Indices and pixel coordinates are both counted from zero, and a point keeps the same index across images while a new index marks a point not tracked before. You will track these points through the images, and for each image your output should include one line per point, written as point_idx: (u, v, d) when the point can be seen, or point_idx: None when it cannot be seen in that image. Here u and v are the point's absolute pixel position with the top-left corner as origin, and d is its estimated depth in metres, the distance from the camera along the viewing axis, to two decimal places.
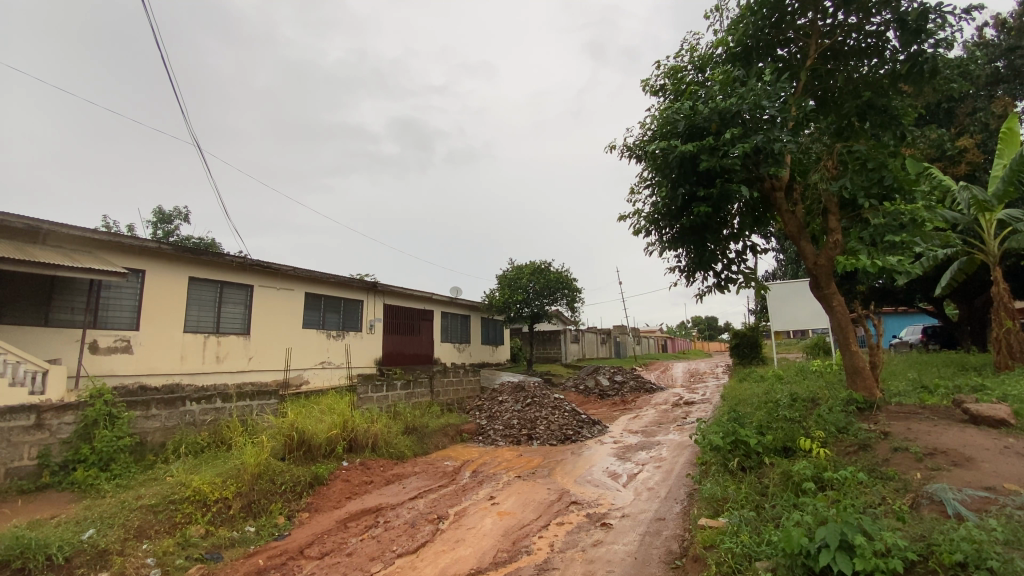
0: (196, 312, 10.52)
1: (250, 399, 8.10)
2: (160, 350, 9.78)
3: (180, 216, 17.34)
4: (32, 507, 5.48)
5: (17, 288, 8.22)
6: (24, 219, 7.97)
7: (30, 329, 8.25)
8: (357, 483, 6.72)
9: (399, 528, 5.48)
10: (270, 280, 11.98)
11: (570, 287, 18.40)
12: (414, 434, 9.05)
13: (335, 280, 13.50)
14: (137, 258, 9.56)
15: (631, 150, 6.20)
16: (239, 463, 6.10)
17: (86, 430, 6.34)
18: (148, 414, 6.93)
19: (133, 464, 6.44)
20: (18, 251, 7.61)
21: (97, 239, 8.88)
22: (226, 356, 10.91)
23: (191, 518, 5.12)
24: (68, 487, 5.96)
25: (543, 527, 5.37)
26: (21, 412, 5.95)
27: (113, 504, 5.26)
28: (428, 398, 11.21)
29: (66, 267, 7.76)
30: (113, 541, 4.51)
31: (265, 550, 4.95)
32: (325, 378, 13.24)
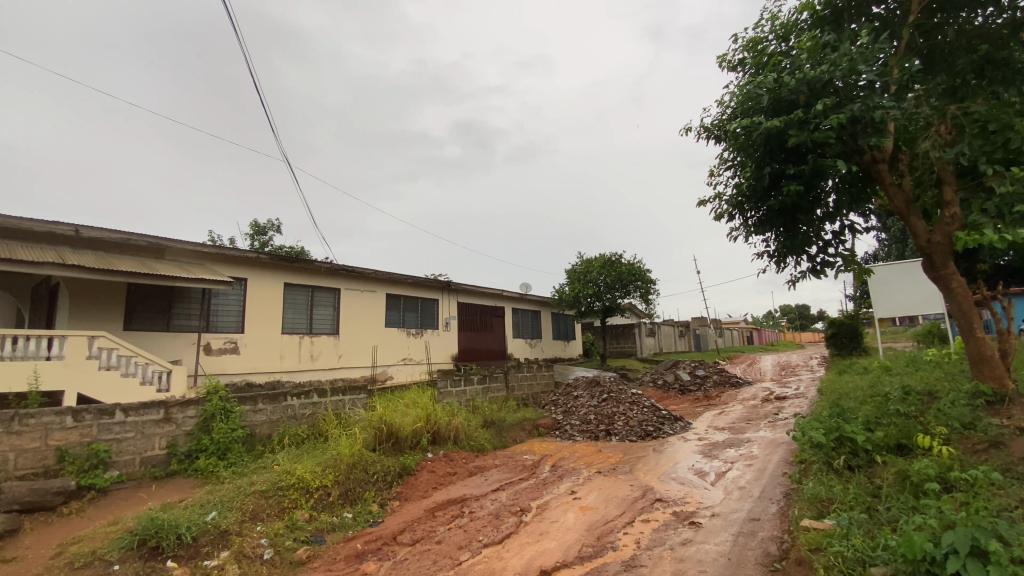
0: (291, 315, 11.41)
1: (342, 394, 8.65)
2: (262, 350, 10.71)
3: (273, 227, 18.86)
4: (165, 491, 6.21)
5: (144, 299, 9.35)
6: (147, 238, 9.11)
7: (156, 334, 9.35)
8: (442, 474, 6.97)
9: (484, 519, 5.61)
10: (354, 282, 12.72)
11: (644, 279, 17.86)
12: (493, 429, 9.22)
13: (412, 281, 14.07)
14: (240, 267, 10.53)
15: (709, 131, 5.90)
16: (336, 453, 6.53)
17: (205, 422, 7.07)
18: (256, 408, 7.61)
19: (246, 453, 7.12)
20: (144, 266, 8.66)
21: (207, 252, 9.90)
22: (319, 354, 11.74)
23: (297, 504, 5.57)
24: (193, 474, 6.69)
25: (629, 524, 5.27)
26: (152, 408, 6.70)
27: (231, 490, 5.83)
28: (504, 393, 11.38)
29: (181, 278, 8.67)
30: (232, 523, 5.00)
31: (361, 535, 5.28)
32: (407, 374, 13.86)
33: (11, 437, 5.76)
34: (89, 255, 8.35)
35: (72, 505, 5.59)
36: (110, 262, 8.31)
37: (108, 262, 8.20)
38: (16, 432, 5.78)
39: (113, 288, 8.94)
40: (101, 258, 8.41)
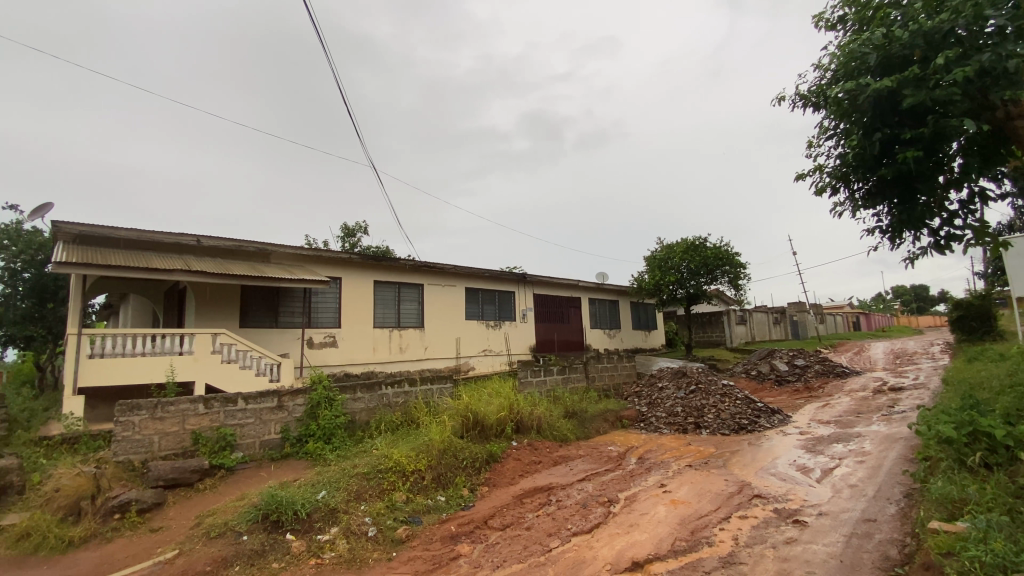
0: (381, 310, 12.12)
1: (431, 383, 9.06)
2: (357, 343, 11.49)
3: (361, 229, 20.10)
4: (281, 471, 6.89)
5: (256, 299, 10.36)
6: (256, 244, 10.11)
7: (266, 330, 10.33)
8: (527, 463, 7.09)
9: (572, 508, 5.64)
10: (436, 277, 13.23)
11: (732, 263, 16.87)
12: (576, 419, 9.20)
13: (491, 274, 14.35)
14: (334, 267, 11.34)
15: (806, 99, 5.43)
16: (428, 439, 6.87)
17: (312, 409, 7.73)
18: (355, 396, 8.19)
19: (347, 439, 7.71)
20: (254, 269, 9.60)
21: (306, 255, 10.78)
22: (407, 346, 12.39)
23: (395, 486, 5.93)
24: (304, 456, 7.35)
25: (725, 519, 5.05)
26: (267, 397, 7.43)
27: (337, 472, 6.34)
28: (585, 383, 11.32)
29: (286, 279, 9.50)
30: (339, 502, 5.43)
31: (455, 517, 5.52)
32: (488, 365, 14.22)
33: (157, 421, 6.63)
34: (209, 261, 9.41)
35: (206, 481, 6.36)
36: (226, 267, 9.30)
37: (224, 267, 9.19)
38: (160, 417, 6.63)
39: (231, 290, 10.00)
40: (219, 263, 9.44)
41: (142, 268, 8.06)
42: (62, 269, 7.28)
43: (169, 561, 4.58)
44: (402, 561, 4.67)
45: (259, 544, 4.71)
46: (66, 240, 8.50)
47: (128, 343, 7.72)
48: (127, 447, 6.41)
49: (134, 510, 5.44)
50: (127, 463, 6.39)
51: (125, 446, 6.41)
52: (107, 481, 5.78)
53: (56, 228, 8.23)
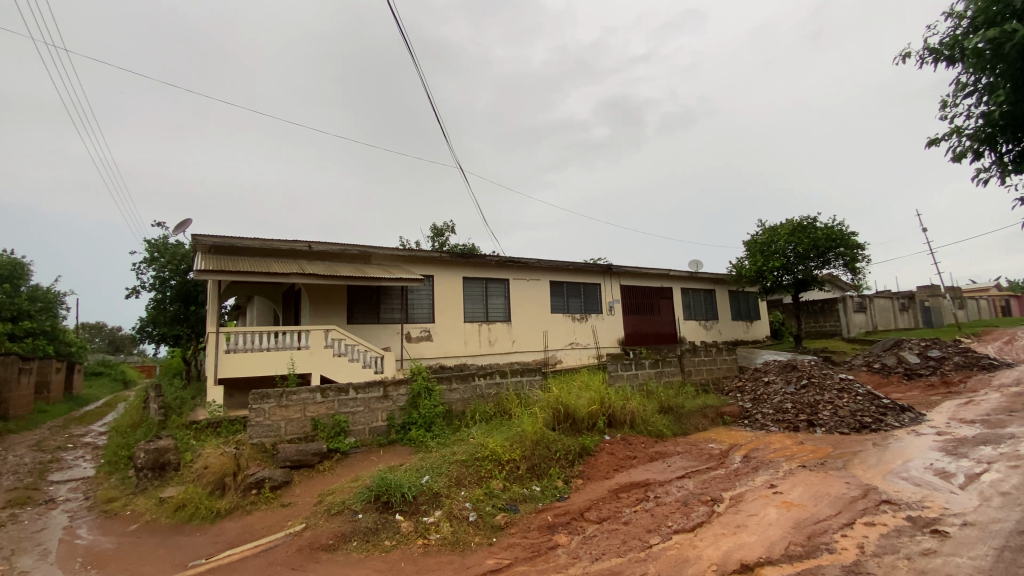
0: (471, 305, 12.54)
1: (521, 375, 9.23)
2: (450, 337, 12.01)
3: (449, 228, 20.93)
4: (388, 455, 7.41)
5: (360, 297, 11.17)
6: (358, 247, 10.93)
7: (370, 326, 11.11)
8: (622, 457, 6.97)
9: (672, 505, 5.45)
10: (522, 272, 13.41)
11: (847, 244, 15.24)
12: (671, 415, 8.87)
13: (576, 267, 14.26)
14: (427, 265, 11.92)
15: (937, 52, 4.70)
16: (521, 430, 7.00)
17: (413, 399, 8.22)
18: (451, 387, 8.57)
19: (445, 428, 8.10)
20: (357, 270, 10.37)
21: (402, 255, 11.45)
22: (496, 340, 12.72)
23: (492, 474, 6.12)
24: (407, 443, 7.85)
25: (847, 526, 4.61)
26: (374, 387, 8.01)
27: (437, 458, 6.68)
28: (680, 377, 10.87)
29: (385, 278, 10.15)
30: (442, 487, 5.71)
31: (551, 508, 5.59)
32: (576, 358, 14.18)
33: (283, 408, 7.40)
34: (319, 264, 10.33)
35: (325, 463, 7.02)
36: (333, 269, 10.15)
37: (332, 269, 10.02)
38: (285, 405, 7.40)
39: (338, 290, 10.86)
40: (327, 266, 10.32)
41: (265, 273, 9.04)
42: (203, 276, 8.37)
43: (297, 533, 5.11)
44: (502, 546, 4.83)
45: (372, 522, 5.10)
46: (204, 251, 9.75)
47: (257, 340, 8.69)
48: (260, 431, 7.23)
49: (267, 487, 6.15)
50: (260, 445, 7.21)
51: (258, 429, 7.24)
52: (245, 460, 6.58)
53: (196, 240, 9.47)
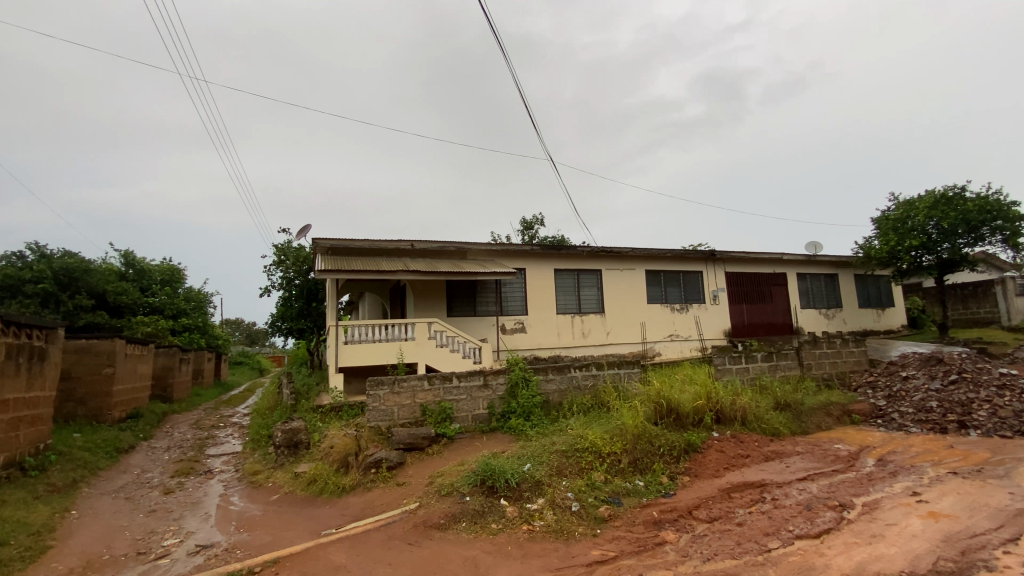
0: (564, 296, 12.52)
1: (619, 367, 9.04)
2: (545, 329, 12.11)
3: (538, 221, 21.07)
4: (490, 442, 7.67)
5: (458, 291, 11.63)
6: (454, 243, 11.39)
7: (468, 318, 11.54)
8: (732, 455, 6.57)
9: (793, 509, 5.03)
10: (616, 261, 13.10)
11: (1007, 216, 12.94)
12: (788, 412, 8.17)
13: (674, 254, 13.63)
14: (520, 259, 12.10)
15: None
16: (622, 423, 6.86)
17: (512, 388, 8.42)
18: (548, 378, 8.64)
19: (544, 418, 8.20)
20: (455, 266, 10.81)
21: (495, 250, 11.74)
22: (590, 331, 12.60)
23: (593, 465, 6.07)
24: (507, 431, 8.06)
25: (1013, 542, 3.94)
26: (475, 375, 8.32)
27: (538, 447, 6.78)
28: (797, 371, 9.96)
29: (480, 272, 10.47)
30: (544, 476, 5.78)
31: (657, 504, 5.43)
32: (677, 350, 13.58)
33: (395, 395, 7.95)
34: (420, 261, 10.93)
35: (434, 447, 7.45)
36: (433, 265, 10.68)
37: (432, 265, 10.55)
38: (397, 391, 7.94)
39: (438, 285, 11.41)
40: (428, 262, 10.90)
41: (374, 270, 9.76)
42: (322, 275, 9.23)
43: (412, 511, 5.47)
44: (607, 539, 4.79)
45: (480, 506, 5.32)
46: (322, 253, 10.75)
47: (368, 332, 9.42)
48: (376, 415, 7.83)
49: (384, 467, 6.67)
50: (376, 428, 7.81)
51: (375, 413, 7.85)
52: (365, 441, 7.18)
53: (315, 243, 10.46)
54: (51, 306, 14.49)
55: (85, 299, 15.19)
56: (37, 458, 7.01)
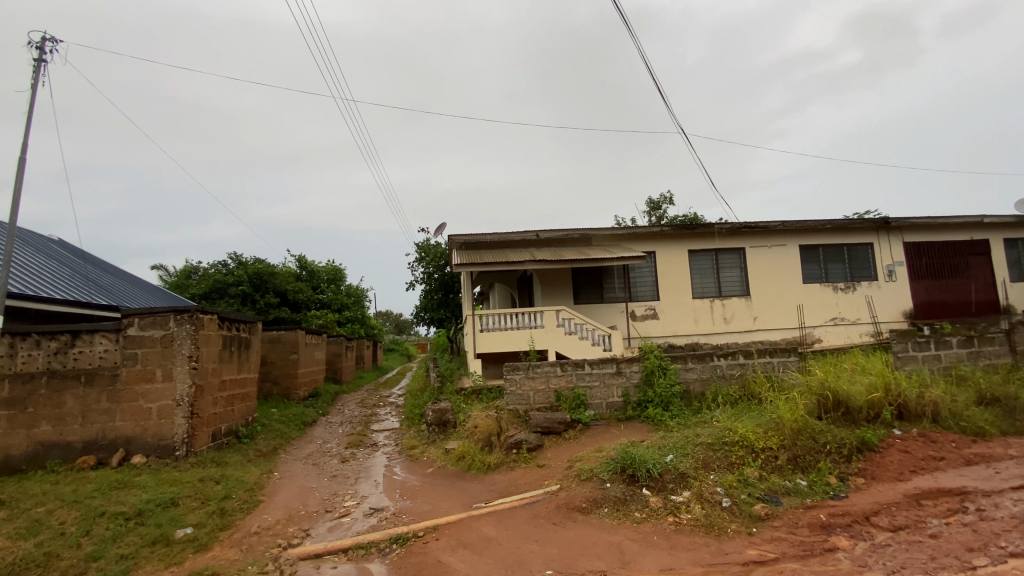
0: (700, 279, 11.74)
1: (771, 356, 8.33)
2: (680, 314, 11.50)
3: (667, 201, 20.02)
4: (629, 431, 7.53)
5: (586, 278, 11.55)
6: (580, 230, 11.32)
7: (598, 305, 11.41)
8: (921, 457, 5.59)
9: (1009, 524, 4.14)
10: (760, 238, 11.88)
11: None
12: (998, 408, 6.72)
13: (832, 226, 11.92)
14: (650, 242, 11.60)
15: None
16: (776, 416, 6.26)
17: (648, 377, 8.16)
18: (687, 366, 8.22)
19: (685, 408, 7.88)
20: (581, 253, 10.75)
21: (622, 234, 11.41)
22: (732, 317, 11.68)
23: (745, 461, 5.62)
24: (646, 421, 7.85)
25: None
26: (608, 363, 8.20)
27: (680, 438, 6.48)
28: (1008, 359, 8.13)
29: (608, 257, 10.25)
30: (689, 468, 5.50)
31: (824, 506, 4.87)
32: (840, 336, 11.96)
33: (530, 380, 8.15)
34: (547, 250, 11.06)
35: (570, 432, 7.53)
36: (560, 254, 10.74)
37: (559, 254, 10.61)
38: (532, 376, 8.14)
39: (565, 273, 11.45)
40: (555, 251, 11.00)
41: (503, 262, 10.13)
42: (459, 269, 9.83)
43: (554, 492, 5.62)
44: (765, 539, 4.43)
45: (621, 493, 5.26)
46: (457, 248, 11.44)
47: (501, 320, 9.81)
48: (514, 399, 8.12)
49: (525, 448, 6.95)
50: (515, 411, 8.09)
51: (513, 397, 8.15)
52: (505, 423, 7.54)
53: (450, 240, 11.18)
54: (250, 303, 17.65)
55: (272, 298, 18.19)
56: (249, 428, 8.65)
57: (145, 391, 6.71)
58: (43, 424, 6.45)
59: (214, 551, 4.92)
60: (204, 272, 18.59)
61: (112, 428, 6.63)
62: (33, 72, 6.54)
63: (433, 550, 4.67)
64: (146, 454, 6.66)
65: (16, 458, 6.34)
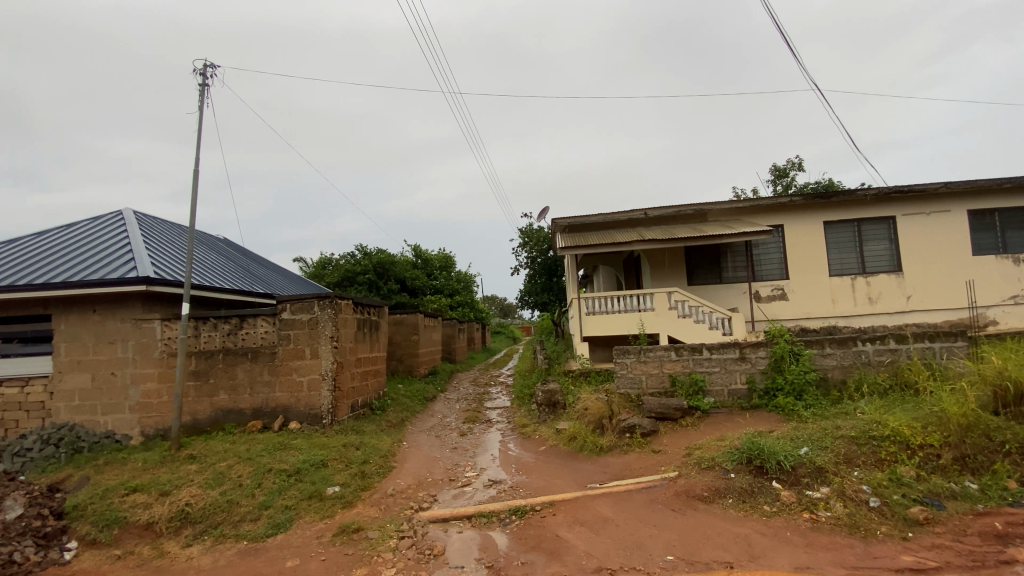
0: (838, 255, 10.46)
1: (931, 340, 7.32)
2: (813, 294, 10.40)
3: (795, 167, 18.07)
4: (755, 420, 7.03)
5: (702, 257, 10.89)
6: (694, 206, 10.66)
7: (715, 287, 10.72)
8: None
9: None
10: (914, 205, 10.25)
11: None
12: None
13: (1015, 185, 9.90)
14: (775, 215, 10.57)
15: None
16: (938, 409, 5.44)
17: (777, 362, 7.53)
18: (824, 352, 7.46)
19: (822, 397, 7.21)
20: (696, 230, 10.13)
21: (743, 207, 10.54)
22: (879, 297, 10.28)
23: (897, 458, 4.97)
24: (775, 410, 7.27)
25: None
26: (730, 348, 7.68)
27: (817, 430, 5.92)
28: None
29: (726, 234, 9.53)
30: (828, 462, 5.00)
31: (1003, 514, 4.17)
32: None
33: (643, 364, 7.90)
34: (658, 229, 10.59)
35: (688, 419, 7.21)
36: (672, 232, 10.22)
37: (670, 232, 10.11)
38: (645, 360, 7.87)
39: (678, 252, 10.88)
40: (666, 229, 10.50)
41: (611, 242, 9.90)
42: (566, 251, 9.81)
43: (672, 479, 5.46)
44: (922, 545, 3.92)
45: (748, 484, 4.95)
46: (562, 230, 11.41)
47: (610, 302, 9.64)
48: (626, 383, 7.92)
49: (639, 433, 6.82)
50: (627, 395, 7.90)
51: (624, 381, 7.93)
52: (617, 407, 7.44)
53: (556, 223, 11.17)
54: (375, 290, 19.36)
55: (394, 284, 19.75)
56: (380, 401, 9.57)
57: (297, 367, 7.70)
58: (222, 393, 7.70)
59: (358, 508, 5.56)
60: (336, 262, 20.73)
61: (273, 398, 7.73)
62: (199, 95, 7.65)
63: (550, 525, 4.81)
64: (300, 421, 7.68)
65: (203, 420, 7.68)
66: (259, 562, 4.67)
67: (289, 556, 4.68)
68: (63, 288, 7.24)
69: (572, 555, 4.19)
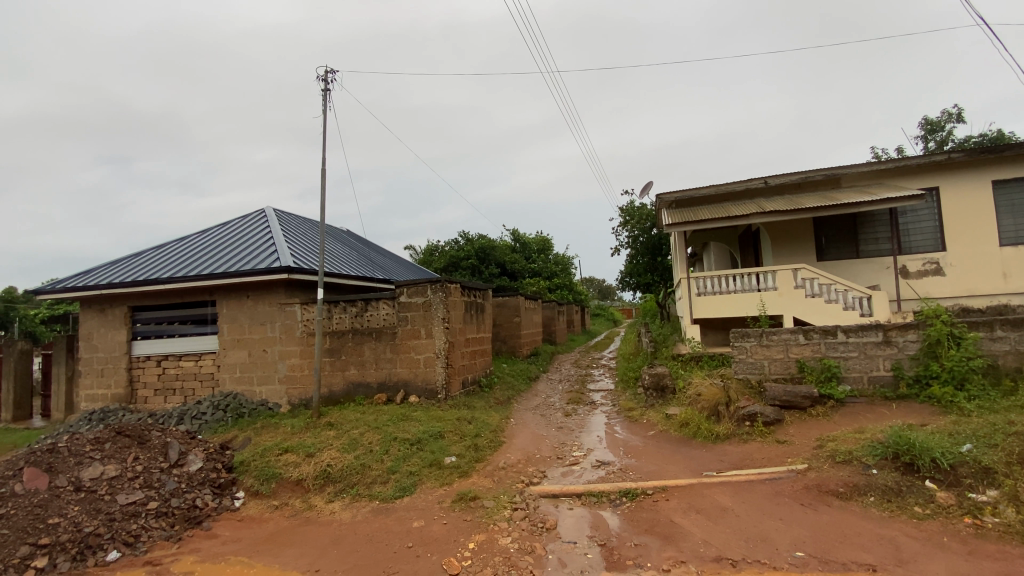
0: (1013, 220, 8.79)
1: None
2: (978, 268, 8.85)
3: (952, 119, 15.37)
4: (903, 412, 6.22)
5: (834, 230, 9.75)
6: (823, 172, 9.55)
7: (850, 262, 9.56)
8: None
9: None
10: None
11: None
12: None
13: None
14: (928, 176, 9.11)
15: None
16: None
17: (930, 347, 6.59)
18: (994, 335, 6.42)
19: (990, 387, 6.19)
20: (826, 198, 9.07)
21: (886, 169, 9.22)
22: None
23: None
24: (927, 400, 6.38)
25: None
26: (871, 330, 6.84)
27: (984, 424, 5.09)
28: None
29: (865, 201, 8.40)
30: (997, 462, 4.29)
31: None
32: None
33: (763, 348, 7.31)
34: (779, 199, 9.66)
35: (818, 408, 6.58)
36: (798, 202, 9.24)
37: (795, 203, 9.16)
38: (766, 344, 7.28)
39: (803, 224, 9.84)
40: (789, 199, 9.54)
41: (725, 216, 9.23)
42: (675, 227, 9.34)
43: (801, 471, 5.04)
44: None
45: (893, 482, 4.41)
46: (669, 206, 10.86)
47: (724, 282, 9.04)
48: (745, 367, 7.39)
49: (760, 421, 6.37)
50: (746, 381, 7.37)
51: (742, 366, 7.41)
52: (734, 392, 6.99)
53: (662, 198, 10.65)
54: (477, 274, 20.16)
55: (495, 268, 20.44)
56: (488, 378, 10.00)
57: (415, 346, 8.31)
58: (352, 368, 8.55)
59: (473, 477, 5.92)
60: (442, 249, 21.89)
61: (395, 373, 8.42)
62: (323, 99, 8.39)
63: (663, 509, 4.72)
64: (419, 396, 8.31)
65: (337, 392, 8.60)
66: (390, 520, 5.18)
67: (414, 517, 5.13)
68: (225, 278, 8.48)
69: (688, 541, 4.09)
